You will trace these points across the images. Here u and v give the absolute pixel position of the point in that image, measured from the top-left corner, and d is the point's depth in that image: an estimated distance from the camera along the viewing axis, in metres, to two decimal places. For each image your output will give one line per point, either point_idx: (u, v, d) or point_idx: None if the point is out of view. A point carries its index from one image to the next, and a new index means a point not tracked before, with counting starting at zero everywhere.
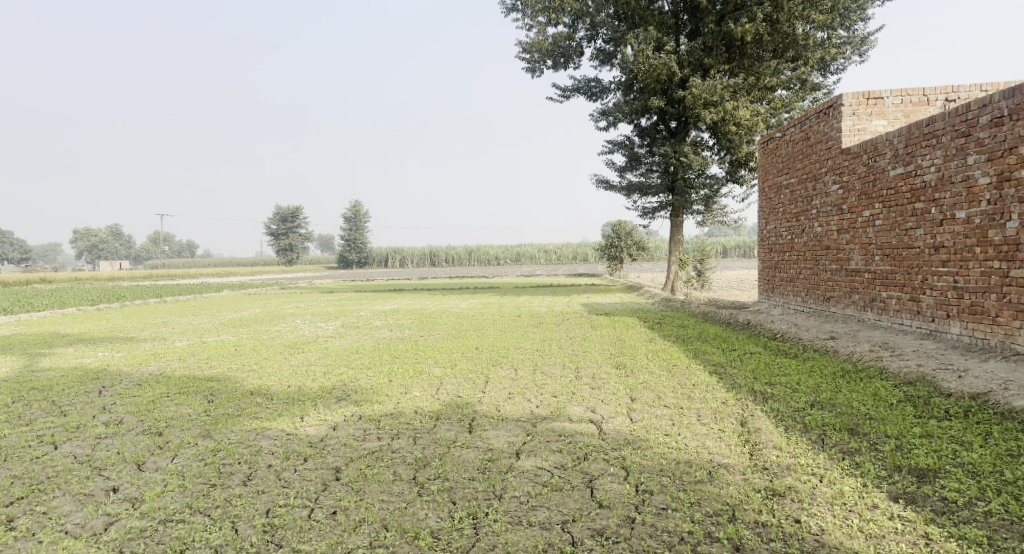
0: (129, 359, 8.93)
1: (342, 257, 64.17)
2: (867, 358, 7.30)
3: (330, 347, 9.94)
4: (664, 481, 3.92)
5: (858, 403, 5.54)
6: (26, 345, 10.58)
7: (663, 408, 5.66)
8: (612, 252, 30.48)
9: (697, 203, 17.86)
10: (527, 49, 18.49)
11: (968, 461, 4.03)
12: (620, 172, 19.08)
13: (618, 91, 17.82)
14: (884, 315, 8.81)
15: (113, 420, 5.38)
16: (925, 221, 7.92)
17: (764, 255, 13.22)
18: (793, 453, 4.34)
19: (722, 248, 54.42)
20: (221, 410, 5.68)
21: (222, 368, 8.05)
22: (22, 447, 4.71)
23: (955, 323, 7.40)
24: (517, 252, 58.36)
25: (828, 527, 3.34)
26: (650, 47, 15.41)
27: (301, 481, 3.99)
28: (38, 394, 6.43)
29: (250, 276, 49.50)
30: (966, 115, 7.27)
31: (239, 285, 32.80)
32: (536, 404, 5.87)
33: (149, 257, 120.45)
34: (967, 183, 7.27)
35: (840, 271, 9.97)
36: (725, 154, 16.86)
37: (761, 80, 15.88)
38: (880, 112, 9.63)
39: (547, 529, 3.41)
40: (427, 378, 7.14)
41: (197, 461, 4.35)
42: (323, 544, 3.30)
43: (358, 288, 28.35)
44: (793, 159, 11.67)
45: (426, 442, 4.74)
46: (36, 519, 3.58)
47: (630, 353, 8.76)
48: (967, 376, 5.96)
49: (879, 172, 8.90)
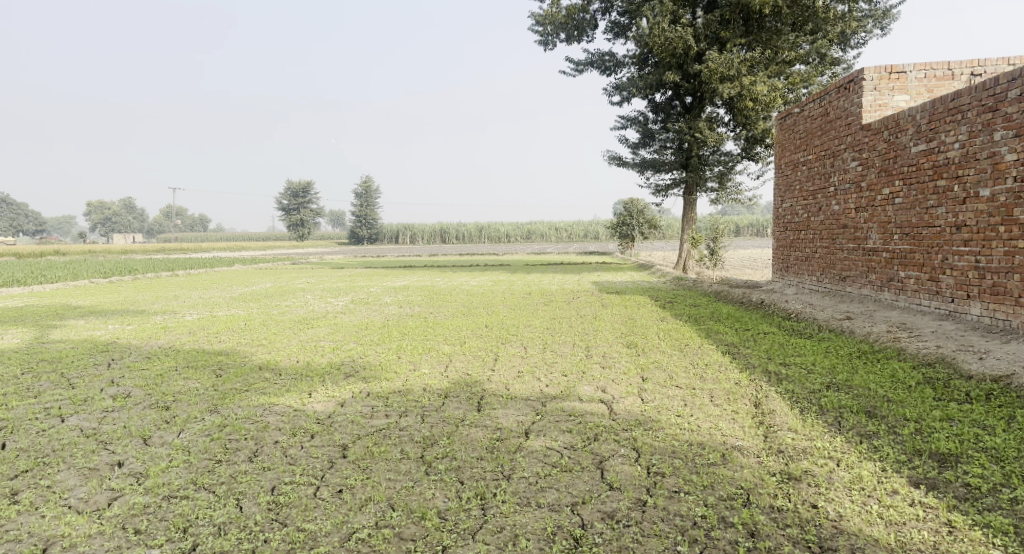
0: (139, 331, 8.95)
1: (353, 233, 64.59)
2: (884, 339, 7.14)
3: (340, 323, 9.91)
4: (676, 464, 3.83)
5: (876, 384, 5.42)
6: (38, 317, 10.65)
7: (674, 389, 5.55)
8: (624, 230, 30.15)
9: (711, 180, 17.55)
10: (540, 22, 18.11)
11: (991, 446, 3.90)
12: (634, 148, 18.79)
13: (633, 65, 17.47)
14: (902, 296, 8.60)
15: (120, 393, 5.37)
16: (948, 199, 7.68)
17: (779, 234, 13.00)
18: (809, 436, 4.22)
19: (735, 226, 53.85)
20: (229, 385, 5.66)
21: (231, 342, 8.05)
22: (29, 419, 4.71)
23: (976, 304, 7.22)
24: (528, 230, 58.15)
25: (846, 514, 3.24)
26: (666, 20, 15.00)
27: (307, 458, 3.95)
28: (47, 366, 6.44)
29: (263, 251, 49.70)
30: (994, 89, 7.00)
31: (251, 260, 31.77)
32: (546, 382, 5.81)
33: (161, 229, 121.60)
34: (992, 160, 7.02)
35: (857, 250, 9.77)
36: (741, 130, 16.51)
37: (779, 54, 15.46)
38: (902, 87, 9.31)
39: (556, 510, 3.35)
40: (435, 355, 7.11)
41: (203, 436, 4.32)
42: (328, 524, 3.25)
43: (368, 264, 28.50)
44: (811, 136, 11.37)
45: (434, 421, 4.67)
46: (40, 493, 3.56)
47: (641, 332, 8.63)
48: (988, 357, 5.82)
49: (900, 148, 8.63)
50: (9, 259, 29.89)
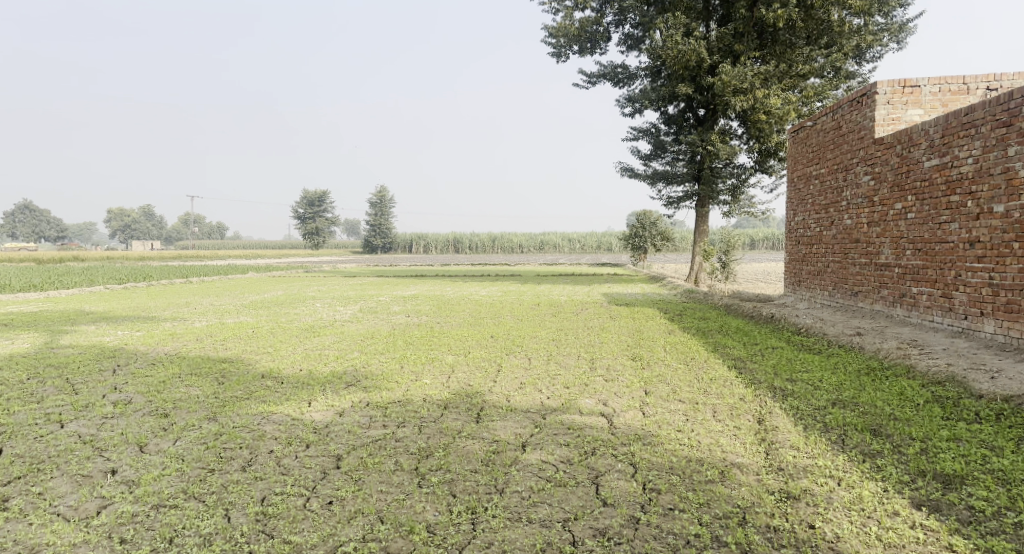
0: (147, 338, 9.00)
1: (367, 242, 65.20)
2: (894, 355, 7.02)
3: (346, 331, 9.94)
4: (673, 480, 3.76)
5: (882, 402, 5.30)
6: (50, 322, 10.78)
7: (676, 402, 5.48)
8: (636, 242, 29.90)
9: (723, 193, 17.42)
10: (553, 34, 18.19)
11: (998, 469, 3.80)
12: (645, 160, 18.76)
13: (646, 78, 17.49)
14: (915, 312, 8.44)
15: (121, 400, 5.40)
16: (961, 214, 7.56)
17: (791, 248, 12.87)
18: (811, 453, 4.14)
19: (748, 238, 53.60)
20: (229, 392, 5.67)
21: (237, 349, 8.08)
22: (29, 424, 4.73)
23: (989, 321, 7.07)
24: (541, 241, 58.18)
25: (844, 535, 3.16)
26: (679, 33, 15.00)
27: (300, 468, 3.93)
28: (53, 371, 6.51)
29: (277, 258, 50.18)
30: (1008, 104, 6.89)
31: (264, 268, 31.88)
32: (547, 395, 5.76)
33: (178, 237, 123.39)
34: (1007, 175, 6.89)
35: (869, 265, 9.63)
36: (754, 143, 16.41)
37: (793, 67, 15.35)
38: (916, 101, 9.19)
39: (547, 526, 3.30)
40: (438, 366, 7.07)
41: (198, 444, 4.32)
42: (314, 537, 3.22)
43: (380, 273, 28.58)
44: (823, 149, 11.26)
45: (431, 432, 4.64)
46: (31, 500, 3.57)
47: (648, 345, 8.54)
48: (999, 376, 5.66)
49: (913, 163, 8.52)
50: (29, 265, 30.48)
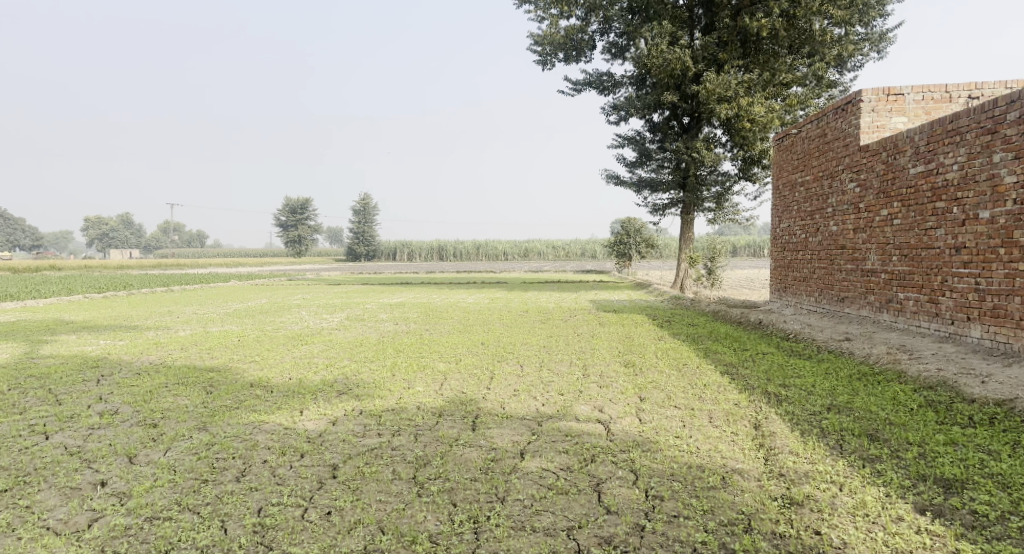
0: (131, 347, 8.80)
1: (351, 249, 64.80)
2: (884, 360, 7.07)
3: (334, 339, 9.81)
4: (675, 486, 3.73)
5: (877, 407, 5.33)
6: (29, 331, 10.52)
7: (672, 409, 5.46)
8: (621, 249, 30.01)
9: (708, 200, 17.54)
10: (539, 42, 18.24)
11: (998, 473, 3.82)
12: (631, 167, 18.84)
13: (631, 86, 17.58)
14: (902, 317, 8.53)
15: (108, 410, 5.26)
16: (947, 220, 7.66)
17: (777, 254, 12.99)
18: (811, 459, 4.13)
19: (731, 245, 54.05)
20: (219, 402, 5.55)
21: (224, 358, 7.92)
22: (13, 436, 4.59)
23: (976, 326, 7.16)
24: (526, 248, 58.20)
25: (851, 541, 3.15)
26: (664, 41, 15.12)
27: (296, 478, 3.84)
28: (36, 382, 6.34)
29: (259, 266, 49.65)
30: (993, 111, 6.99)
31: (245, 275, 31.46)
32: (542, 402, 5.71)
33: (158, 244, 121.80)
34: (992, 182, 7.00)
35: (855, 271, 9.72)
36: (738, 151, 16.55)
37: (777, 76, 15.51)
38: (900, 109, 9.32)
39: (551, 535, 3.25)
40: (431, 373, 6.98)
41: (190, 454, 4.21)
42: (315, 548, 3.14)
43: (365, 281, 28.24)
44: (809, 156, 11.37)
45: (427, 440, 4.56)
46: (19, 514, 3.45)
47: (640, 352, 8.52)
48: (990, 381, 5.72)
49: (898, 170, 8.62)
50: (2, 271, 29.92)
